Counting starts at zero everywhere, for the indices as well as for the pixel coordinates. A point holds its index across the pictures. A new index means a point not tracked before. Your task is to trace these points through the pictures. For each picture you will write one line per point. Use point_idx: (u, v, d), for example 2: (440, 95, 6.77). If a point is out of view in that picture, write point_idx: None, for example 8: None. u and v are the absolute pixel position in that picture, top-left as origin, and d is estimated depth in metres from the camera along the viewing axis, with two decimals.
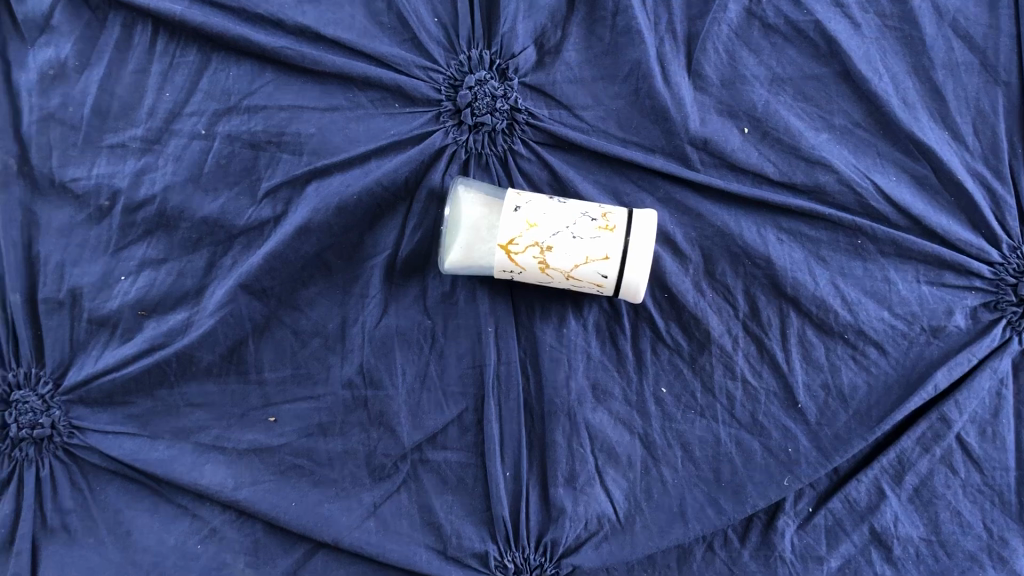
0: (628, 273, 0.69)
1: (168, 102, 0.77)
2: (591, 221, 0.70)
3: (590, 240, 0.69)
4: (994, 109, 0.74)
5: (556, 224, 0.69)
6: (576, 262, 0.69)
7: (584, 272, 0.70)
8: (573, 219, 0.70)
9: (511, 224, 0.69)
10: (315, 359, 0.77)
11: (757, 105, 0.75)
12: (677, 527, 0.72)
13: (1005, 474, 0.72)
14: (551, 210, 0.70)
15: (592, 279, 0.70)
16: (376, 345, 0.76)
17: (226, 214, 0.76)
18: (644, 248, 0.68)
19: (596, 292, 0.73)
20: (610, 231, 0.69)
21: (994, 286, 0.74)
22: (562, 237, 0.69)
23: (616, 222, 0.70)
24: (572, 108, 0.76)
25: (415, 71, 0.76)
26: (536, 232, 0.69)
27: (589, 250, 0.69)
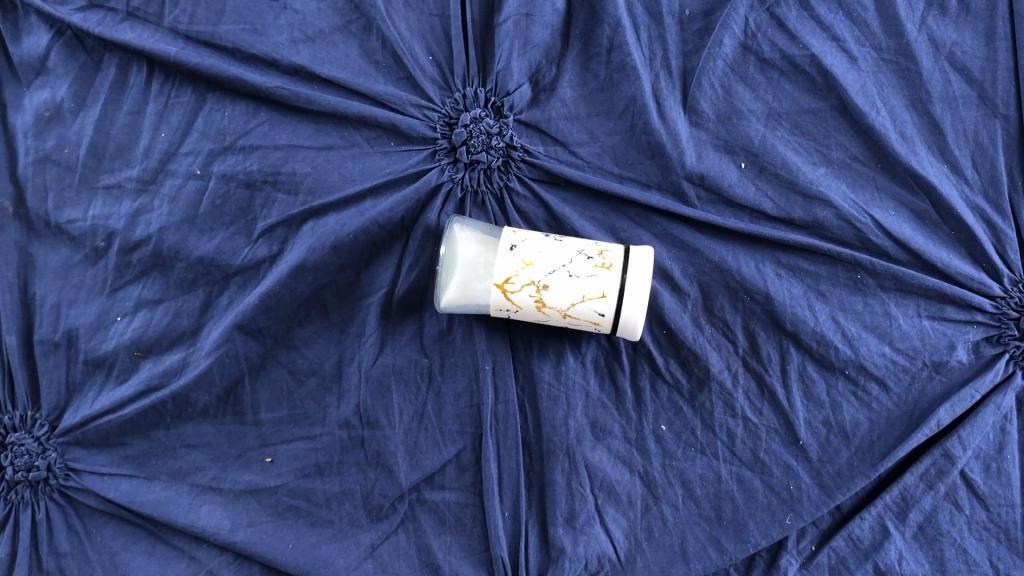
0: (626, 312, 0.68)
1: (164, 142, 0.77)
2: (587, 258, 0.69)
3: (587, 278, 0.68)
4: (993, 142, 0.74)
5: (552, 263, 0.69)
6: (571, 301, 0.69)
7: (580, 311, 0.69)
8: (568, 257, 0.69)
9: (505, 263, 0.69)
10: (313, 399, 0.76)
11: (753, 139, 0.75)
12: (678, 567, 0.71)
13: (1011, 511, 0.71)
14: (547, 248, 0.70)
15: (588, 317, 0.70)
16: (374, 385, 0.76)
17: (222, 254, 0.75)
18: (641, 286, 0.67)
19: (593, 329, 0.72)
20: (606, 269, 0.68)
21: (996, 320, 0.73)
22: (558, 275, 0.68)
23: (612, 260, 0.69)
24: (567, 145, 0.76)
25: (409, 110, 0.76)
26: (531, 271, 0.68)
27: (585, 288, 0.68)
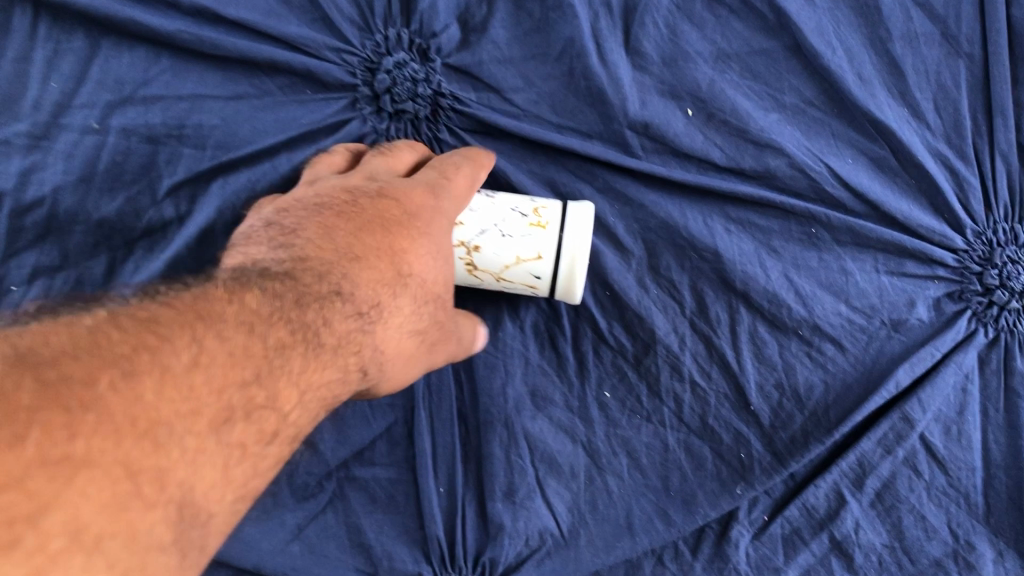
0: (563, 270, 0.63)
1: (56, 92, 0.69)
2: (522, 216, 0.63)
3: (522, 238, 0.63)
4: (956, 84, 0.68)
5: (482, 223, 0.63)
6: (504, 263, 0.64)
7: (514, 274, 0.64)
8: (500, 216, 0.63)
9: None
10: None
11: (701, 84, 0.68)
12: (623, 541, 0.68)
13: (971, 475, 0.68)
14: (478, 206, 0.63)
15: (523, 281, 0.65)
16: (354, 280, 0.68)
17: (127, 216, 0.69)
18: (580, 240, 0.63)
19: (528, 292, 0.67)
20: (542, 229, 0.63)
21: (958, 274, 0.69)
22: (488, 235, 0.63)
23: (548, 219, 0.63)
24: (500, 91, 0.69)
25: (326, 54, 0.69)
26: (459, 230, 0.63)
27: (520, 249, 0.63)
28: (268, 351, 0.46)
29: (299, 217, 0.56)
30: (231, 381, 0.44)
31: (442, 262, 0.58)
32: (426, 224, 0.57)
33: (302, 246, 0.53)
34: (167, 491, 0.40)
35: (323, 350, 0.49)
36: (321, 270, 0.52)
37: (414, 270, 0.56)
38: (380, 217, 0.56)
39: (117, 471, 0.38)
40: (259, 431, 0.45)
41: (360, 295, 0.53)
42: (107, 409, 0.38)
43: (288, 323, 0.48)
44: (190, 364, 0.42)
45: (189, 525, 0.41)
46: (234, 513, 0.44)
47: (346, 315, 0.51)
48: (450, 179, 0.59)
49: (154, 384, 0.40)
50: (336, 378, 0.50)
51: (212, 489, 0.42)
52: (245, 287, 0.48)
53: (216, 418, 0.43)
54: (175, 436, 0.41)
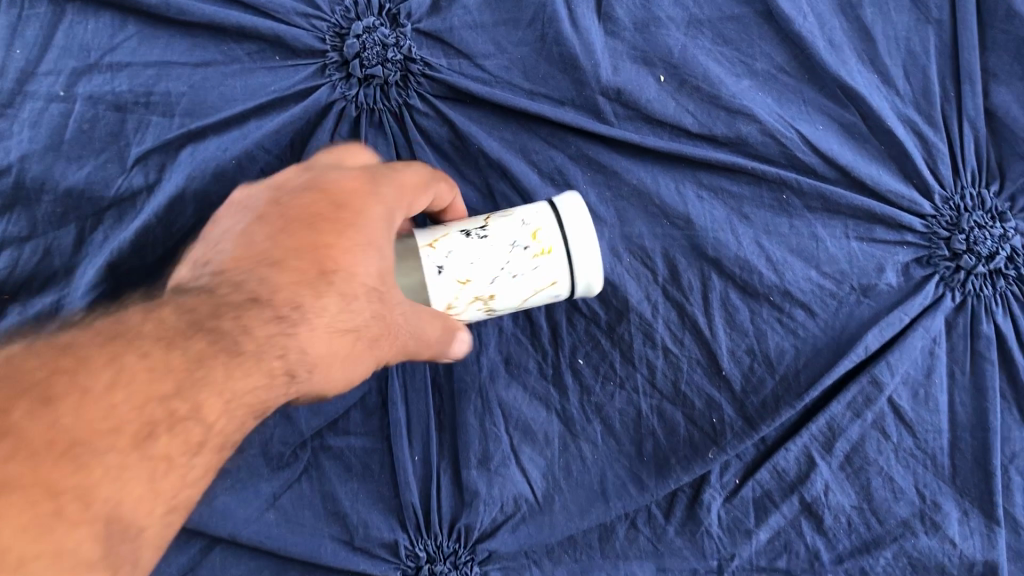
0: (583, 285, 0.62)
1: (20, 59, 0.68)
2: (524, 250, 0.61)
3: (531, 273, 0.61)
4: (926, 50, 0.68)
5: (491, 273, 0.60)
6: (522, 297, 0.62)
7: (536, 301, 0.63)
8: (504, 256, 0.60)
9: (442, 291, 0.59)
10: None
11: (673, 50, 0.68)
12: (598, 506, 0.69)
13: (938, 438, 0.70)
14: (476, 254, 0.60)
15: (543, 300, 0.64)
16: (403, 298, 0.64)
17: (93, 185, 0.68)
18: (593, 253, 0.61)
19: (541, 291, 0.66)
20: (549, 255, 0.61)
21: (926, 239, 0.69)
22: (501, 281, 0.61)
23: (551, 242, 0.61)
24: (472, 57, 0.69)
25: (295, 19, 0.69)
26: (472, 286, 0.60)
27: (533, 283, 0.61)
28: (189, 363, 0.44)
29: (233, 220, 0.54)
30: (152, 396, 0.43)
31: (381, 256, 0.52)
32: (359, 210, 0.52)
33: (221, 260, 0.50)
34: (95, 511, 0.41)
35: (244, 355, 0.46)
36: (237, 279, 0.48)
37: (339, 267, 0.50)
38: (308, 215, 0.51)
39: (38, 493, 0.38)
40: (186, 442, 0.44)
41: (279, 296, 0.48)
42: (23, 435, 0.39)
43: (199, 332, 0.45)
44: (110, 384, 0.42)
45: (121, 540, 0.42)
46: (170, 522, 0.45)
47: (265, 320, 0.47)
48: (397, 170, 0.56)
49: (71, 407, 0.40)
50: (259, 382, 0.46)
51: (141, 502, 0.43)
52: (160, 304, 0.46)
53: (138, 433, 0.42)
54: (94, 455, 0.41)
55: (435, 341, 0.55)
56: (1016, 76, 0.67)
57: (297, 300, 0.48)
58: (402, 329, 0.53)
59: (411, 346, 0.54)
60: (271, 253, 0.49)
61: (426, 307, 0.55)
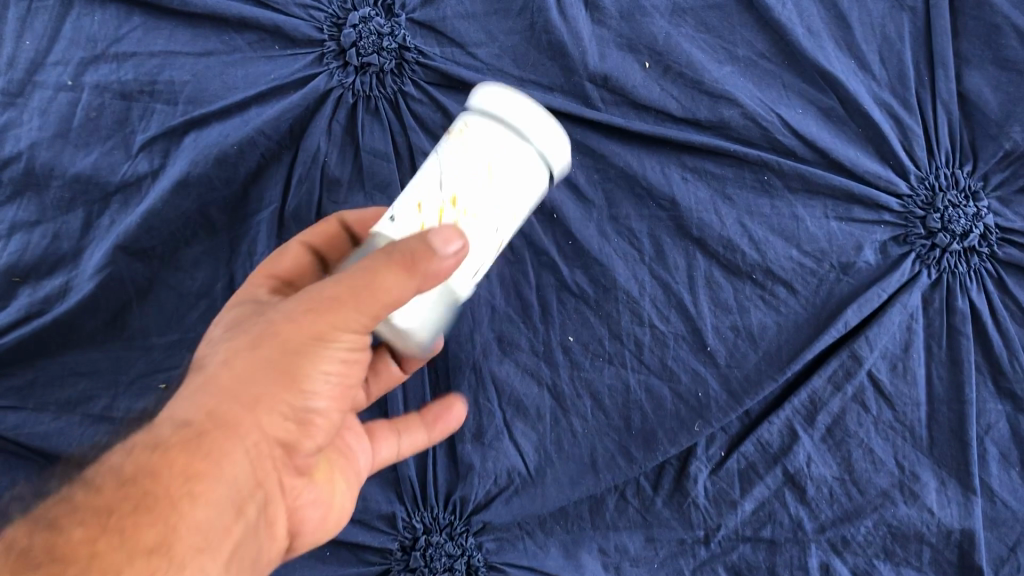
0: (537, 152, 0.49)
1: (30, 50, 0.71)
2: (453, 150, 0.50)
3: (477, 161, 0.48)
4: (900, 35, 0.71)
5: (437, 184, 0.49)
6: (479, 194, 0.48)
7: (498, 203, 0.49)
8: (436, 162, 0.50)
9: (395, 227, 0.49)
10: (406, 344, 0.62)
11: (658, 37, 0.71)
12: (588, 478, 0.72)
13: (916, 410, 0.72)
14: (417, 190, 0.51)
15: (527, 207, 0.50)
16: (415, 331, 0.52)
17: (100, 170, 0.71)
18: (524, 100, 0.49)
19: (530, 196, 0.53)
20: (469, 130, 0.49)
21: (903, 219, 0.71)
22: (453, 183, 0.49)
23: (464, 121, 0.50)
24: (464, 46, 0.71)
25: (293, 10, 0.72)
26: (422, 209, 0.49)
27: (491, 174, 0.48)
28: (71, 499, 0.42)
29: None
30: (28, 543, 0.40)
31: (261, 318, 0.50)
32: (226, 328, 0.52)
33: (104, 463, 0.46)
34: None
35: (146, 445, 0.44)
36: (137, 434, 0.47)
37: (238, 360, 0.48)
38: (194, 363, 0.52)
39: None
40: (92, 547, 0.40)
41: (176, 410, 0.47)
42: None
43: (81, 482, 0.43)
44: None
45: None
46: None
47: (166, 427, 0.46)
48: (264, 274, 0.60)
49: None
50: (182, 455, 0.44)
51: None
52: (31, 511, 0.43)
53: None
54: None
55: (381, 288, 0.44)
56: (986, 60, 0.70)
57: (212, 413, 0.46)
58: (337, 321, 0.45)
59: (367, 312, 0.45)
60: (176, 397, 0.49)
61: (358, 277, 0.44)
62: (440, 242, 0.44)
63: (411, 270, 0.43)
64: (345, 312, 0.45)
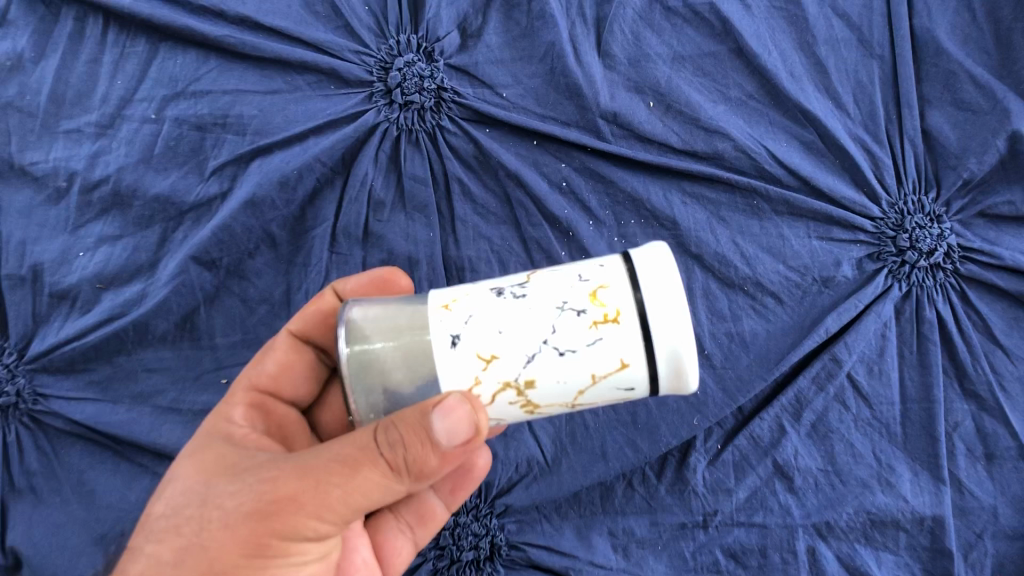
0: (664, 369, 0.51)
1: (121, 89, 0.83)
2: (576, 317, 0.51)
3: (587, 351, 0.51)
4: (871, 80, 0.82)
5: (533, 354, 0.52)
6: (577, 384, 0.52)
7: (595, 390, 0.53)
8: (552, 323, 0.52)
9: (460, 371, 0.52)
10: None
11: (660, 80, 0.81)
12: (599, 465, 0.81)
13: (891, 408, 0.81)
14: (511, 323, 0.52)
15: (607, 393, 0.54)
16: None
17: (177, 191, 0.82)
18: (682, 334, 0.50)
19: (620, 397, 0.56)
20: (615, 325, 0.51)
21: (876, 238, 0.81)
22: (542, 359, 0.51)
23: (619, 304, 0.51)
24: (494, 87, 0.83)
25: (348, 56, 0.82)
26: (500, 373, 0.52)
27: (592, 364, 0.51)
28: None
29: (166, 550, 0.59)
30: None
31: (213, 499, 0.54)
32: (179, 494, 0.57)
33: None
34: None
35: None
36: None
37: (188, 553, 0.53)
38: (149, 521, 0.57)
39: None
40: None
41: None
42: None
43: None
44: None
45: None
46: None
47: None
48: (250, 379, 0.70)
49: None
50: None
51: None
52: None
53: None
54: None
55: (355, 473, 0.50)
56: (945, 101, 0.81)
57: None
58: (292, 522, 0.51)
59: (341, 499, 0.51)
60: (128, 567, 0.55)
61: (334, 470, 0.51)
62: (446, 429, 0.49)
63: (386, 457, 0.50)
64: (307, 511, 0.51)
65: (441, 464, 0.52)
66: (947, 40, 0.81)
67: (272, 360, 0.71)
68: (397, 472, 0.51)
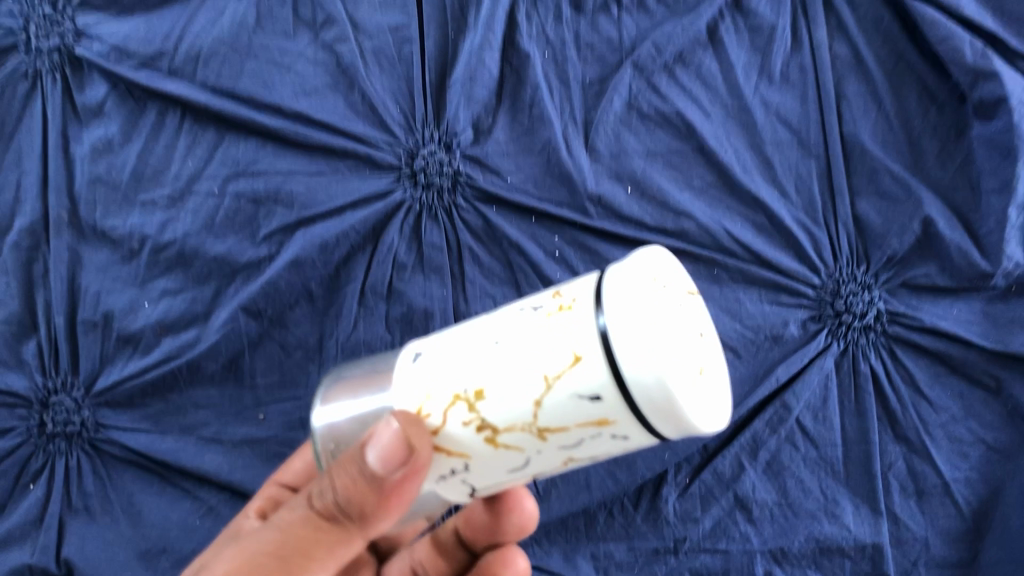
0: (634, 385, 0.45)
1: (191, 168, 1.00)
2: (535, 316, 0.50)
3: (534, 349, 0.49)
4: (810, 174, 0.99)
5: (485, 367, 0.51)
6: (529, 395, 0.49)
7: (553, 404, 0.48)
8: (506, 326, 0.52)
9: (414, 386, 0.54)
10: (483, 534, 0.76)
11: (636, 171, 0.99)
12: (583, 494, 0.94)
13: (834, 449, 0.94)
14: (464, 337, 0.53)
15: (569, 409, 0.48)
16: (459, 496, 0.59)
17: (232, 253, 0.98)
18: (640, 338, 0.45)
19: (608, 434, 0.48)
20: (569, 313, 0.49)
21: (818, 303, 0.97)
22: (491, 364, 0.50)
23: (574, 295, 0.50)
24: (501, 173, 1.00)
25: (381, 145, 1.00)
26: (447, 383, 0.52)
27: (540, 364, 0.48)
28: None
29: None
30: None
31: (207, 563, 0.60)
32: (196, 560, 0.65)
33: None
34: None
35: None
36: None
37: None
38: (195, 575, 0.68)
39: None
40: None
41: None
42: None
43: None
44: None
45: None
46: None
47: None
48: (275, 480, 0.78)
49: None
50: None
51: None
52: None
53: None
54: None
55: (293, 534, 0.56)
56: (871, 192, 0.99)
57: None
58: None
59: (286, 566, 0.55)
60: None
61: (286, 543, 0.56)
62: (378, 452, 0.52)
63: (316, 509, 0.56)
64: None
65: (386, 511, 0.55)
66: (871, 143, 0.99)
67: (300, 460, 0.79)
68: (332, 523, 0.56)
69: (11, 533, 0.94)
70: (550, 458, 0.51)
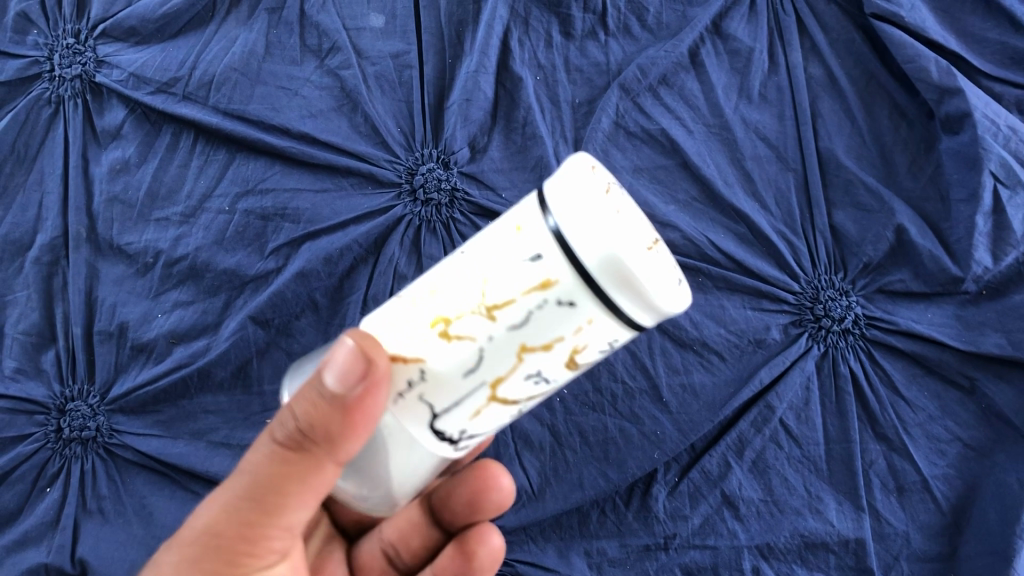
0: (595, 271, 0.41)
1: (203, 187, 1.06)
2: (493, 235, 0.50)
3: (487, 237, 0.47)
4: (789, 187, 1.05)
5: (448, 269, 0.48)
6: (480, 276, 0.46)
7: (498, 278, 0.45)
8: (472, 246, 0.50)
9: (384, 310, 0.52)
10: (461, 510, 0.78)
11: (625, 186, 1.04)
12: (576, 492, 0.97)
13: (817, 447, 0.98)
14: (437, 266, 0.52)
15: (524, 274, 0.43)
16: (439, 447, 0.51)
17: (241, 266, 1.03)
18: (584, 224, 0.41)
19: (556, 300, 0.43)
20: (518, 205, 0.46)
21: (798, 308, 1.02)
22: (451, 268, 0.48)
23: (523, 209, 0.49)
24: (496, 189, 1.05)
25: (383, 163, 1.06)
26: (414, 294, 0.50)
27: (488, 248, 0.46)
28: None
29: None
30: None
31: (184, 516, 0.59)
32: None
33: None
34: None
35: None
36: None
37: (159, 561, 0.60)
38: None
39: None
40: None
41: None
42: None
43: None
44: None
45: None
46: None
47: None
48: None
49: None
50: None
51: None
52: None
53: None
54: None
55: (262, 472, 0.55)
56: (847, 204, 1.04)
57: None
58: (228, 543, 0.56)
59: (262, 503, 0.55)
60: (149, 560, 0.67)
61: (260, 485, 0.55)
62: (339, 372, 0.49)
63: (279, 444, 0.53)
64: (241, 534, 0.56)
65: (353, 435, 0.51)
66: (845, 157, 1.05)
67: None
68: (300, 454, 0.53)
69: (30, 533, 0.97)
70: (505, 346, 0.46)
